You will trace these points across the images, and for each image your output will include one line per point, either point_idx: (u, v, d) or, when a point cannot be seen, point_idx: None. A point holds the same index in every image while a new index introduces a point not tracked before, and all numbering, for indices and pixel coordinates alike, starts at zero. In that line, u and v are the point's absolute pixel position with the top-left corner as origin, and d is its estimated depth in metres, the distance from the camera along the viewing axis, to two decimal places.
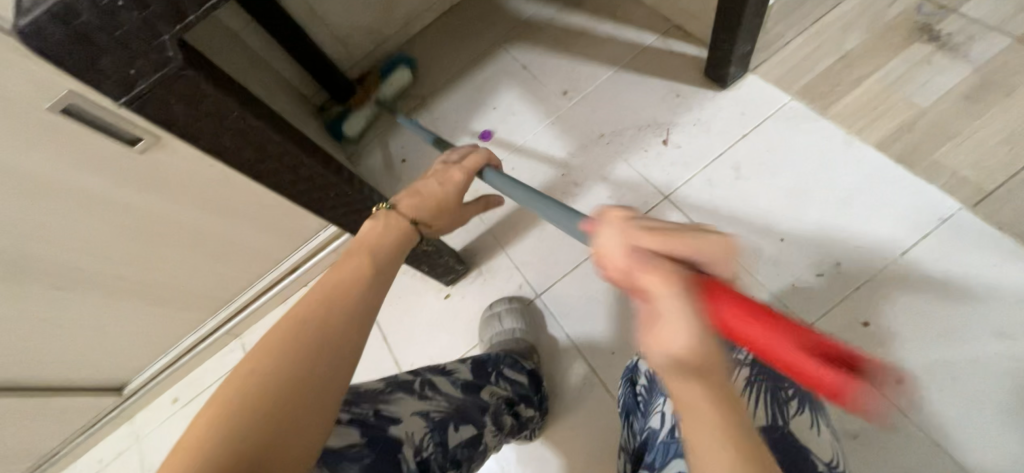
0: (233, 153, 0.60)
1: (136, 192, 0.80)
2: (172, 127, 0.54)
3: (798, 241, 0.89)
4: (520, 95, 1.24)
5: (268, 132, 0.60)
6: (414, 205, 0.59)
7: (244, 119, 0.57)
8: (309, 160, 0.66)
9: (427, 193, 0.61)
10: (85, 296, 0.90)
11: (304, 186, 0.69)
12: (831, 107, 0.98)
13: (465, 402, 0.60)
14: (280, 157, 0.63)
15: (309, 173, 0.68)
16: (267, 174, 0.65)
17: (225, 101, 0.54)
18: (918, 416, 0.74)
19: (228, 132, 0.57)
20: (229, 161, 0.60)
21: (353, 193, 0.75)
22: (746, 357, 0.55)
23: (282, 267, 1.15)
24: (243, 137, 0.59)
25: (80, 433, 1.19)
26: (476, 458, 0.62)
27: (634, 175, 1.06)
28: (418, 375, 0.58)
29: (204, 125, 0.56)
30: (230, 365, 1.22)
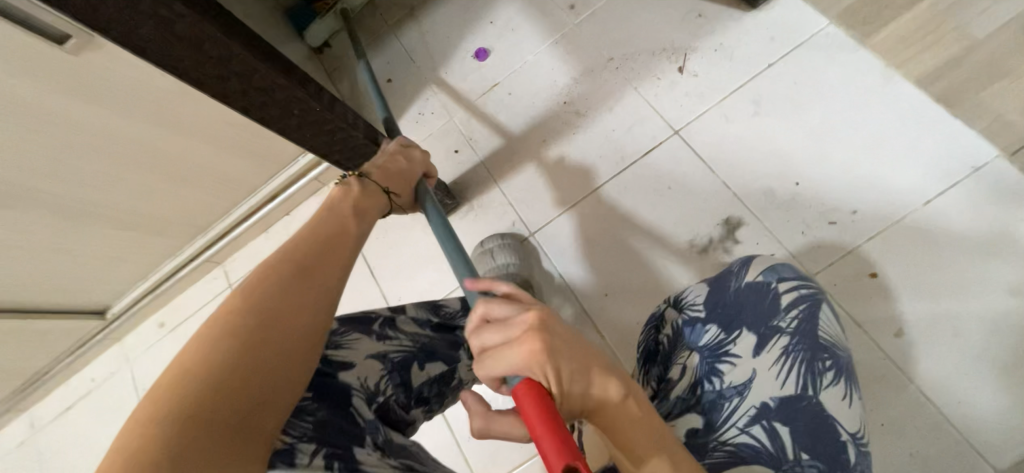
0: (162, 50, 0.52)
1: (83, 102, 0.71)
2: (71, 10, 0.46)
3: (813, 187, 0.83)
4: (521, 8, 1.10)
5: (203, 25, 0.52)
6: (382, 177, 0.62)
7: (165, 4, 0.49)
8: (261, 65, 0.58)
9: (393, 168, 0.63)
10: (48, 218, 0.84)
11: (260, 99, 0.61)
12: (874, 35, 0.86)
13: (433, 340, 0.59)
14: (224, 61, 0.56)
15: (264, 81, 0.60)
16: (210, 81, 0.57)
17: None
18: (910, 368, 0.72)
19: (148, 21, 0.49)
20: (156, 61, 0.53)
21: (321, 110, 0.67)
22: (788, 325, 0.52)
23: (261, 193, 1.09)
24: (168, 29, 0.51)
25: (70, 352, 1.19)
26: (447, 391, 0.61)
27: (643, 106, 0.96)
28: (381, 314, 0.56)
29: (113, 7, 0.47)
30: (214, 292, 1.18)
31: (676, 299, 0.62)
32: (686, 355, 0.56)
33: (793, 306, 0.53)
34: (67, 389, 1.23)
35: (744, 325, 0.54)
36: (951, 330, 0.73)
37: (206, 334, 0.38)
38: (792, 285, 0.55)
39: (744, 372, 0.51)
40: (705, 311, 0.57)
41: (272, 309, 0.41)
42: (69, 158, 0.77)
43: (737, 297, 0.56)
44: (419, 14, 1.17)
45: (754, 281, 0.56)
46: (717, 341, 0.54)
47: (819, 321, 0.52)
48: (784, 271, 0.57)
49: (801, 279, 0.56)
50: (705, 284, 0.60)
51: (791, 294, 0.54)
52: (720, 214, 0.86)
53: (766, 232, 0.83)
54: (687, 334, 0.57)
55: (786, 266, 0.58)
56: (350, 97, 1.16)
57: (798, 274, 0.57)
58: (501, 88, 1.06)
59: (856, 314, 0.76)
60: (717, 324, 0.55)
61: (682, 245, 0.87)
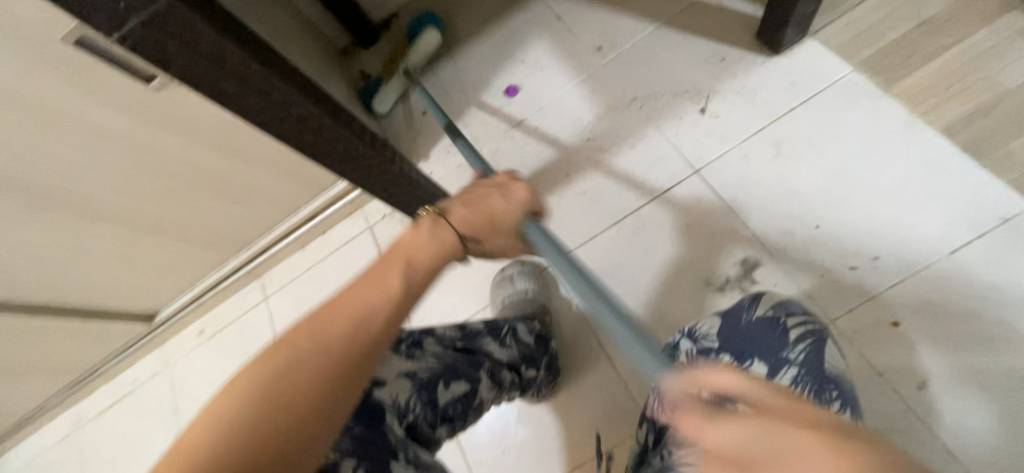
0: (235, 99, 0.58)
1: (157, 132, 0.81)
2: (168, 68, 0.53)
3: (833, 231, 0.83)
4: (551, 49, 1.16)
5: (273, 78, 0.58)
6: (468, 220, 0.57)
7: (244, 62, 0.55)
8: (317, 110, 0.64)
9: (482, 206, 0.59)
10: (114, 230, 0.94)
11: (312, 138, 0.67)
12: (898, 82, 0.87)
13: (456, 361, 0.62)
14: (286, 107, 0.62)
15: (317, 124, 0.66)
16: (273, 124, 0.63)
17: (223, 43, 0.53)
18: (935, 423, 0.70)
19: (228, 77, 0.56)
20: (232, 108, 0.59)
21: (364, 147, 0.73)
22: (796, 356, 0.54)
23: (301, 214, 1.17)
24: (243, 81, 0.57)
25: (118, 352, 1.28)
26: (471, 411, 0.64)
27: (664, 144, 0.99)
28: (407, 335, 0.59)
29: (202, 66, 0.54)
30: (251, 303, 1.26)
31: (689, 330, 0.63)
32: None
33: (802, 340, 0.54)
34: (113, 387, 1.32)
35: (756, 355, 0.55)
36: (978, 385, 0.70)
37: (236, 393, 0.38)
38: (799, 321, 0.56)
39: None
40: (718, 342, 0.58)
41: (294, 377, 0.39)
42: (140, 179, 0.87)
43: (748, 329, 0.57)
44: (454, 52, 1.25)
45: (764, 314, 0.58)
46: None
47: (825, 354, 0.54)
48: (792, 307, 0.58)
49: (808, 316, 0.57)
50: (717, 317, 0.61)
51: (799, 329, 0.55)
52: (738, 253, 0.87)
53: (784, 273, 0.83)
54: (701, 364, 0.58)
55: (794, 304, 0.59)
56: (386, 127, 1.25)
57: (805, 311, 0.58)
58: (528, 123, 1.12)
59: (877, 363, 0.75)
60: (730, 354, 0.57)
61: (699, 282, 0.88)
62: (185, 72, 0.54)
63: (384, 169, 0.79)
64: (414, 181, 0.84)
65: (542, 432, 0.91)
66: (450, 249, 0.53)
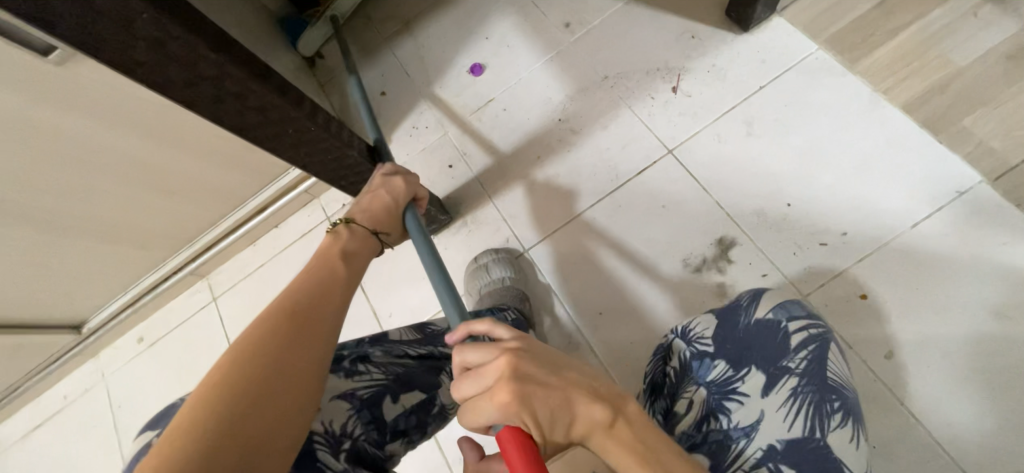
0: (153, 70, 0.51)
1: (67, 115, 0.69)
2: (59, 31, 0.44)
3: (803, 208, 0.84)
4: (517, 25, 1.10)
5: (198, 46, 0.51)
6: (369, 218, 0.61)
7: (158, 24, 0.47)
8: (256, 84, 0.57)
9: (376, 204, 0.62)
10: (23, 231, 0.81)
11: (254, 118, 0.60)
12: (861, 60, 0.88)
13: (411, 369, 0.57)
14: (220, 81, 0.55)
15: (259, 101, 0.59)
16: (205, 100, 0.56)
17: (133, 2, 0.45)
18: (901, 391, 0.73)
19: (141, 42, 0.48)
20: (153, 82, 0.52)
21: (315, 128, 0.66)
22: (797, 365, 0.50)
23: (249, 206, 1.07)
24: (161, 48, 0.49)
25: (41, 369, 1.14)
26: (431, 420, 0.59)
27: (637, 124, 0.96)
28: (350, 347, 0.53)
29: (108, 30, 0.46)
30: (197, 306, 1.15)
31: (682, 329, 0.62)
32: (691, 390, 0.56)
33: (802, 347, 0.52)
34: (37, 407, 1.17)
35: (754, 362, 0.53)
36: (939, 353, 0.73)
37: (200, 403, 0.36)
38: (802, 325, 0.53)
39: (750, 413, 0.50)
40: (712, 346, 0.56)
41: (258, 364, 0.39)
42: (51, 172, 0.75)
43: (744, 333, 0.55)
44: (414, 28, 1.17)
45: (764, 317, 0.55)
46: (724, 378, 0.53)
47: (829, 362, 0.51)
48: (795, 309, 0.55)
49: (811, 318, 0.54)
50: (712, 316, 0.60)
51: (802, 334, 0.52)
52: (714, 233, 0.87)
53: (758, 252, 0.84)
54: (694, 369, 0.56)
55: (796, 304, 0.56)
56: (342, 109, 1.15)
57: (807, 312, 0.56)
58: (496, 103, 1.07)
59: (847, 336, 0.77)
60: (724, 360, 0.54)
61: (676, 264, 0.87)
62: (84, 35, 0.46)
63: (341, 154, 0.72)
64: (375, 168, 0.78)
65: None
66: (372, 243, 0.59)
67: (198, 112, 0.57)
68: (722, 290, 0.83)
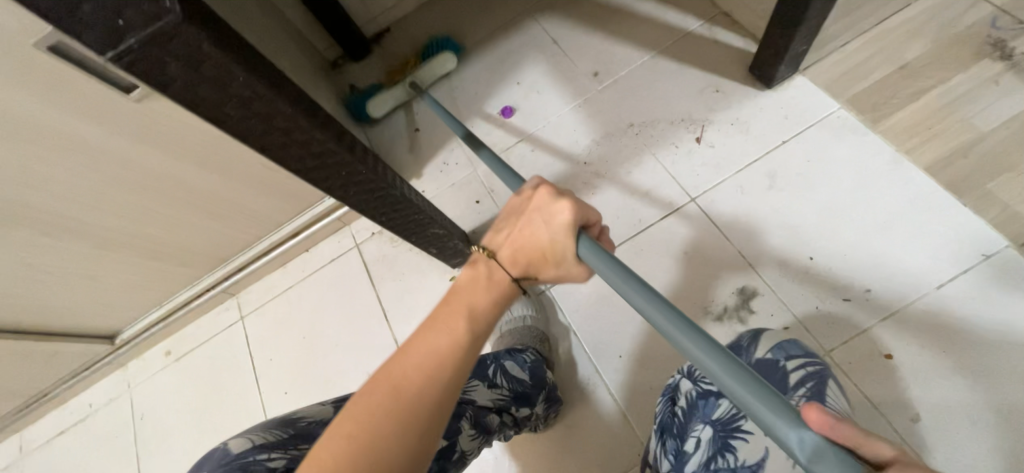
0: (235, 122, 0.52)
1: (137, 144, 0.76)
2: (166, 91, 0.46)
3: (827, 263, 0.85)
4: (547, 72, 1.17)
5: (279, 103, 0.53)
6: (512, 256, 0.52)
7: (252, 85, 0.50)
8: (320, 134, 0.59)
9: (528, 239, 0.52)
10: (79, 246, 0.86)
11: (312, 163, 0.62)
12: (882, 121, 0.91)
13: None
14: (290, 131, 0.56)
15: (320, 148, 0.60)
16: (274, 148, 0.57)
17: (231, 67, 0.47)
18: (930, 458, 0.71)
19: (232, 99, 0.50)
20: (233, 132, 0.53)
21: (366, 172, 0.68)
22: None
23: (284, 230, 1.12)
24: (249, 105, 0.51)
25: (71, 377, 1.18)
26: (451, 467, 0.61)
27: (660, 172, 1.00)
28: None
29: (205, 90, 0.48)
30: (225, 324, 1.19)
31: (689, 370, 0.64)
32: (699, 428, 0.56)
33: None
34: (63, 413, 1.21)
35: None
36: (970, 420, 0.71)
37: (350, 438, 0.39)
38: None
39: (757, 450, 0.49)
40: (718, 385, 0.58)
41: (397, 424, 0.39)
42: (112, 193, 0.81)
43: None
44: (450, 70, 1.24)
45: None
46: (730, 415, 0.53)
47: None
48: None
49: (807, 356, 0.63)
50: None
51: None
52: (736, 283, 0.88)
53: (779, 303, 0.84)
54: (701, 407, 0.58)
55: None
56: (377, 143, 1.22)
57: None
58: (524, 145, 1.11)
59: (872, 397, 0.76)
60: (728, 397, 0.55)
61: (697, 310, 0.88)
62: (188, 95, 0.47)
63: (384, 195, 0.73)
64: (415, 205, 0.79)
65: (534, 465, 0.87)
66: (512, 293, 0.51)
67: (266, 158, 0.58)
68: None
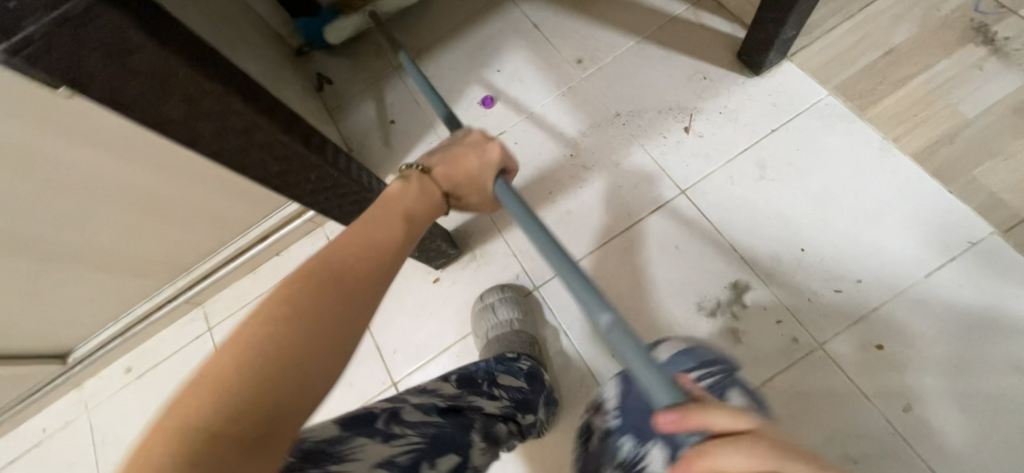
0: (181, 125, 0.46)
1: (71, 145, 0.67)
2: (88, 87, 0.40)
3: (818, 254, 0.84)
4: (529, 59, 1.11)
5: (231, 101, 0.46)
6: (444, 177, 0.54)
7: (196, 79, 0.43)
8: (284, 136, 0.52)
9: (461, 166, 0.54)
10: (16, 263, 0.77)
11: (276, 168, 0.55)
12: (871, 108, 0.89)
13: (445, 430, 0.54)
14: (248, 133, 0.50)
15: (285, 152, 0.54)
16: (230, 153, 0.51)
17: (167, 58, 0.41)
18: (920, 446, 0.72)
19: (174, 97, 0.43)
20: (178, 136, 0.47)
21: (339, 176, 0.61)
22: None
23: (252, 234, 1.04)
24: (193, 103, 0.45)
25: (19, 400, 1.07)
26: None
27: (649, 163, 0.96)
28: (382, 407, 0.51)
29: (139, 87, 0.42)
30: (191, 336, 1.11)
31: (597, 403, 0.60)
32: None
33: None
34: (12, 440, 1.11)
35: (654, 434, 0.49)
36: (957, 406, 0.72)
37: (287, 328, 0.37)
38: (699, 376, 0.54)
39: None
40: (619, 419, 0.54)
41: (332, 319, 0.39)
42: (50, 202, 0.72)
43: (639, 399, 0.53)
44: (426, 58, 1.17)
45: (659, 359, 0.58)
46: (636, 455, 0.50)
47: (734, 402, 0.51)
48: (704, 355, 0.57)
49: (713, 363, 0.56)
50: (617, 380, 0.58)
51: (699, 385, 0.53)
52: (729, 277, 0.86)
53: (772, 296, 0.83)
54: (608, 449, 0.53)
55: (704, 349, 0.58)
56: (350, 137, 1.14)
57: (709, 358, 0.57)
58: (507, 136, 1.06)
59: (865, 387, 0.76)
60: (631, 435, 0.51)
61: (690, 306, 0.86)
62: (116, 91, 0.41)
63: (361, 199, 0.67)
64: None
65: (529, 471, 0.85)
66: (435, 206, 0.53)
67: (223, 164, 0.52)
68: (737, 336, 0.82)
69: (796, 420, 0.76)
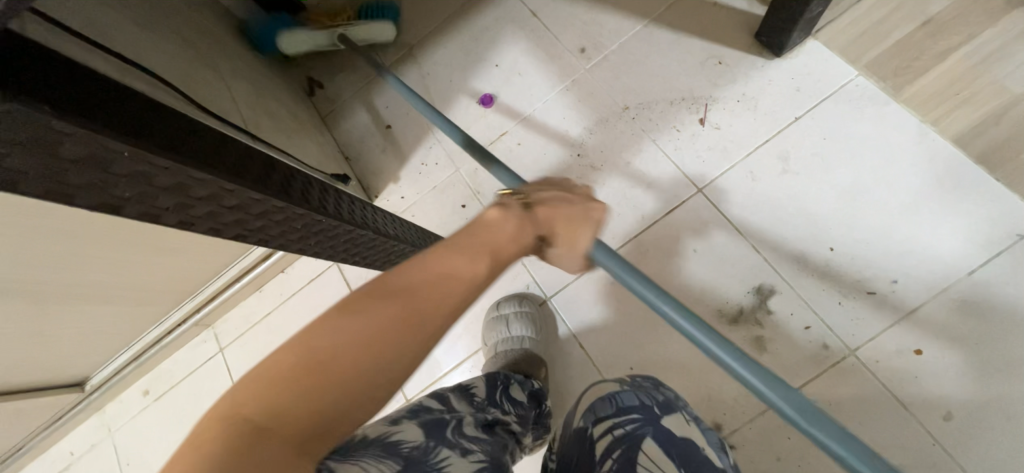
0: (140, 199, 0.43)
1: None
2: (24, 185, 0.36)
3: (848, 253, 0.78)
4: (528, 51, 1.04)
5: (191, 171, 0.42)
6: (543, 218, 0.47)
7: (144, 161, 0.39)
8: (258, 194, 0.48)
9: (564, 213, 0.47)
10: (19, 308, 0.76)
11: (254, 222, 0.52)
12: (906, 88, 0.82)
13: (493, 448, 0.50)
14: (215, 197, 0.46)
15: (260, 208, 0.50)
16: (201, 216, 0.48)
17: (108, 143, 0.36)
18: (962, 455, 0.68)
19: (124, 176, 0.40)
20: (140, 210, 0.44)
21: (324, 219, 0.58)
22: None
23: (255, 253, 1.03)
24: (146, 180, 0.41)
25: (44, 428, 1.09)
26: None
27: (662, 160, 0.90)
28: (451, 416, 0.49)
29: (82, 173, 0.38)
30: (204, 358, 1.10)
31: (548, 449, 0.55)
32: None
33: (607, 457, 0.45)
34: (43, 464, 1.14)
35: None
36: (1003, 413, 0.68)
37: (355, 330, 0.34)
38: (608, 426, 0.46)
39: None
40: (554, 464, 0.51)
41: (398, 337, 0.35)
42: (41, 246, 0.69)
43: (571, 443, 0.50)
44: (419, 56, 1.10)
45: (576, 427, 0.50)
46: None
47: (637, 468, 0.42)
48: (624, 400, 0.48)
49: (619, 413, 0.47)
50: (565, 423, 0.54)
51: (607, 437, 0.46)
52: (752, 281, 0.81)
53: (800, 300, 0.78)
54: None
55: (628, 393, 0.48)
56: (345, 146, 1.10)
57: (620, 406, 0.47)
58: (509, 137, 1.00)
59: (902, 395, 0.71)
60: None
61: (711, 313, 0.81)
62: (54, 183, 0.38)
63: (353, 235, 0.64)
64: (388, 239, 0.70)
65: None
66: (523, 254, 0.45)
67: (195, 226, 0.49)
68: (761, 344, 0.78)
69: None
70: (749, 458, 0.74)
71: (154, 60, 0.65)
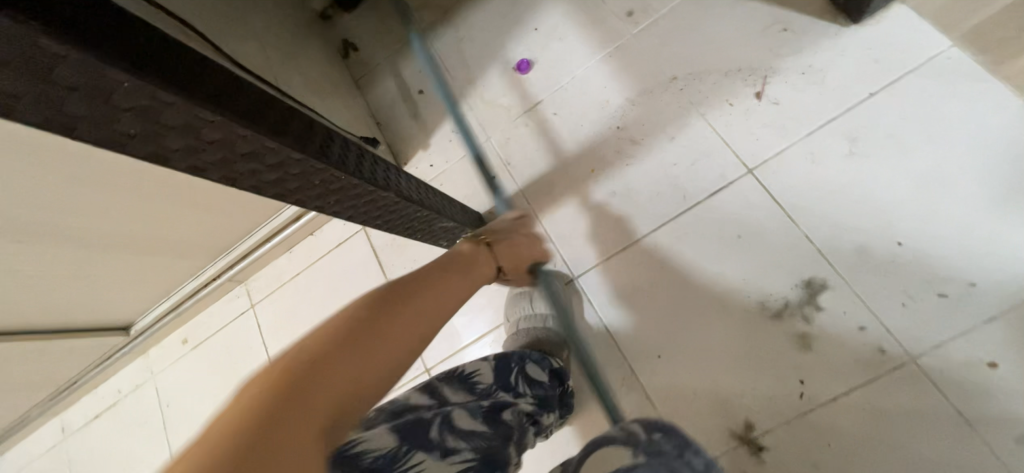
0: (145, 139, 0.38)
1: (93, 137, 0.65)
2: (20, 113, 0.32)
3: (918, 250, 0.69)
4: (571, 15, 0.97)
5: (198, 109, 0.37)
6: (509, 252, 0.61)
7: (146, 93, 0.34)
8: (275, 143, 0.43)
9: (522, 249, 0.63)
10: (68, 251, 0.80)
11: (271, 175, 0.47)
12: (1009, 63, 0.70)
13: (490, 441, 0.52)
14: (228, 143, 0.41)
15: (278, 159, 0.45)
16: (213, 163, 0.43)
17: (106, 68, 0.31)
18: None
19: (124, 110, 0.35)
20: (146, 152, 0.39)
21: (346, 176, 0.52)
22: None
23: (285, 213, 1.04)
24: (152, 116, 0.36)
25: (95, 365, 1.17)
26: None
27: (710, 137, 0.83)
28: (436, 414, 0.49)
29: (79, 105, 0.33)
30: (237, 312, 1.14)
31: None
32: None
33: None
34: (95, 399, 1.23)
35: None
36: None
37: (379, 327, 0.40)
38: None
39: None
40: None
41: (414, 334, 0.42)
42: (85, 193, 0.72)
43: None
44: (456, 18, 1.06)
45: None
46: None
47: None
48: None
49: None
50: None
51: None
52: (801, 273, 0.74)
53: (855, 298, 0.70)
54: None
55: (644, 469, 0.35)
56: (376, 110, 1.07)
57: None
58: (545, 107, 0.95)
59: (967, 411, 0.64)
60: None
61: (752, 305, 0.75)
62: (52, 112, 0.33)
63: (374, 196, 0.59)
64: (413, 203, 0.65)
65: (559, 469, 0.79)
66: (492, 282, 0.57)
67: (208, 175, 0.44)
68: (806, 342, 0.71)
69: (874, 440, 0.66)
70: (781, 462, 0.69)
71: (187, 9, 0.64)
